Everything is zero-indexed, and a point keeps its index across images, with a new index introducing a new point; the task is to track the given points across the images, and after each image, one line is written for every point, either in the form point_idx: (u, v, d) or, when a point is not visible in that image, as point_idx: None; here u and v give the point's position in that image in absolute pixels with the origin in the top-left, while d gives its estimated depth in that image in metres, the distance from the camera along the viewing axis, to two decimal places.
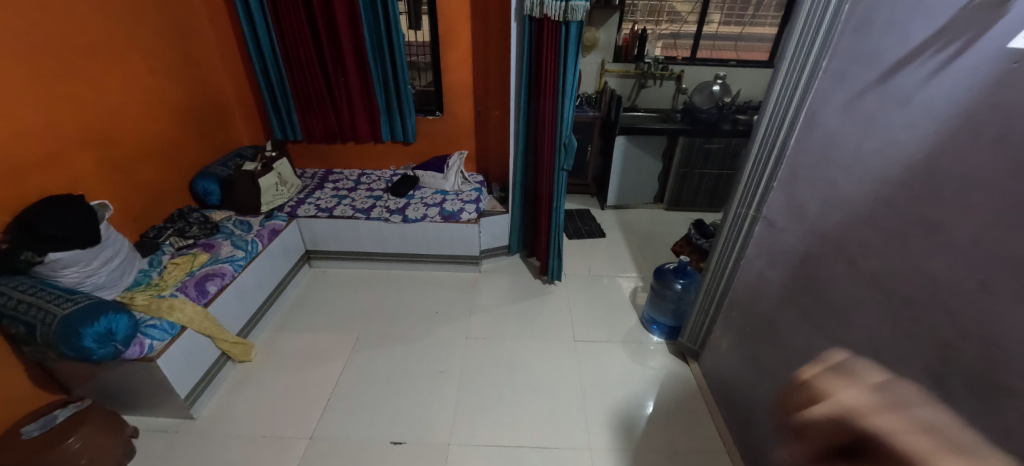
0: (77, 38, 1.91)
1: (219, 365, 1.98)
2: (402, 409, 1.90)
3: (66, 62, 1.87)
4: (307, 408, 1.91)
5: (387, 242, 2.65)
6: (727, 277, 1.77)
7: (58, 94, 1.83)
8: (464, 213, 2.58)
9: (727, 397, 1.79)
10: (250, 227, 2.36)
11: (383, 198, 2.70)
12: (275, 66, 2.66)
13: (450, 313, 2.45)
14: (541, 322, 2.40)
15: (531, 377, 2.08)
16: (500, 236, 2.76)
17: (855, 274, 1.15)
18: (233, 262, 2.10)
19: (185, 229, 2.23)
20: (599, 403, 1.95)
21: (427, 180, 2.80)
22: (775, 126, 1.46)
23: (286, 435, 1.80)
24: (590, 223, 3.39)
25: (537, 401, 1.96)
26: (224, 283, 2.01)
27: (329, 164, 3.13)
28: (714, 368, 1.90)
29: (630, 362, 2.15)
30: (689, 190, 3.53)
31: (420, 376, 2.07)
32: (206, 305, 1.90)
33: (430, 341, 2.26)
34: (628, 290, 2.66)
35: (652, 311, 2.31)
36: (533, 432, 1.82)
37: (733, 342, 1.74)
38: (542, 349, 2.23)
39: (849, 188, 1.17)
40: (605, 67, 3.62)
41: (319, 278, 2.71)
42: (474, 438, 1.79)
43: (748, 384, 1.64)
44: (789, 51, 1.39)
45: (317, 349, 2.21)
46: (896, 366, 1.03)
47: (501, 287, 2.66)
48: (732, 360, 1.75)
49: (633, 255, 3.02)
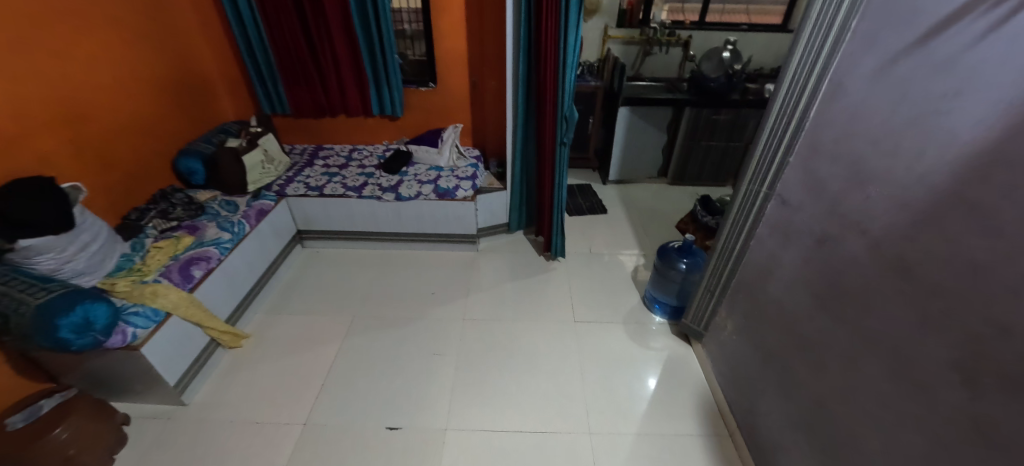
0: (41, 5, 1.76)
1: (210, 350, 1.93)
2: (399, 394, 1.87)
3: (29, 31, 1.73)
4: (301, 392, 1.87)
5: (380, 221, 2.55)
6: (735, 256, 1.68)
7: (20, 68, 1.70)
8: (460, 190, 2.46)
9: (731, 381, 1.74)
10: (237, 207, 2.25)
11: (375, 175, 2.57)
12: (257, 34, 2.50)
13: (447, 293, 2.39)
14: (539, 303, 2.34)
15: (530, 358, 2.03)
16: (498, 214, 2.66)
17: (878, 259, 1.06)
18: (219, 245, 2.00)
19: (168, 211, 2.14)
20: (600, 386, 1.91)
21: (421, 155, 2.67)
22: (795, 94, 1.33)
23: (279, 421, 1.76)
24: (591, 199, 3.28)
25: (537, 384, 1.91)
26: (209, 267, 1.92)
27: (319, 140, 2.99)
28: (719, 350, 1.84)
29: (630, 343, 2.10)
30: (694, 163, 3.40)
31: (417, 359, 2.02)
32: (192, 291, 1.82)
33: (426, 323, 2.20)
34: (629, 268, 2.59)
35: (655, 290, 2.25)
36: (533, 415, 1.79)
37: (740, 325, 1.67)
38: (542, 331, 2.17)
39: (877, 165, 1.07)
40: (607, 33, 3.42)
41: (311, 258, 2.63)
42: (471, 424, 1.75)
43: (754, 369, 1.58)
44: (816, 7, 1.24)
45: (311, 332, 2.16)
46: (919, 359, 0.96)
47: (499, 267, 2.58)
48: (738, 342, 1.69)
49: (635, 231, 2.93)
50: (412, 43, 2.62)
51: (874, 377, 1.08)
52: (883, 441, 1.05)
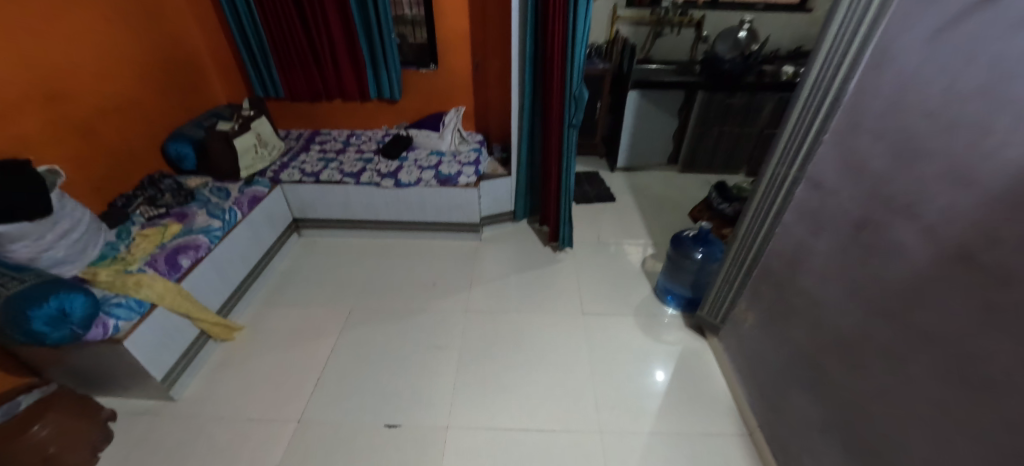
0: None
1: (199, 343, 1.83)
2: (398, 389, 1.77)
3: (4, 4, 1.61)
4: (296, 387, 1.78)
5: (380, 209, 2.45)
6: (757, 245, 1.57)
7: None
8: (462, 176, 2.35)
9: (752, 377, 1.63)
10: (228, 194, 2.14)
11: (374, 160, 2.45)
12: (248, 12, 2.36)
13: (450, 284, 2.29)
14: (546, 294, 2.23)
15: (537, 352, 1.93)
16: (502, 202, 2.54)
17: (931, 246, 0.95)
18: (209, 233, 1.90)
19: (156, 197, 2.04)
20: (610, 382, 1.80)
21: (422, 140, 2.55)
22: (833, 64, 1.21)
23: (273, 418, 1.67)
24: (599, 186, 3.15)
25: (545, 380, 1.82)
26: (198, 256, 1.82)
27: (316, 125, 2.86)
28: (737, 345, 1.73)
29: (641, 336, 2.00)
30: (706, 150, 3.25)
31: (417, 353, 1.92)
32: (179, 281, 1.72)
33: (427, 316, 2.11)
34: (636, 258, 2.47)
35: (668, 281, 2.14)
36: (540, 413, 1.69)
37: (763, 319, 1.56)
38: (549, 323, 2.07)
39: (932, 140, 0.94)
40: (617, 13, 3.26)
41: (308, 247, 2.53)
42: (475, 422, 1.66)
43: (779, 365, 1.47)
44: None
45: (307, 324, 2.06)
46: (980, 358, 0.85)
47: (503, 257, 2.47)
48: (760, 337, 1.58)
49: (645, 220, 2.81)
50: (411, 22, 2.46)
51: (922, 377, 0.97)
52: (933, 448, 0.94)
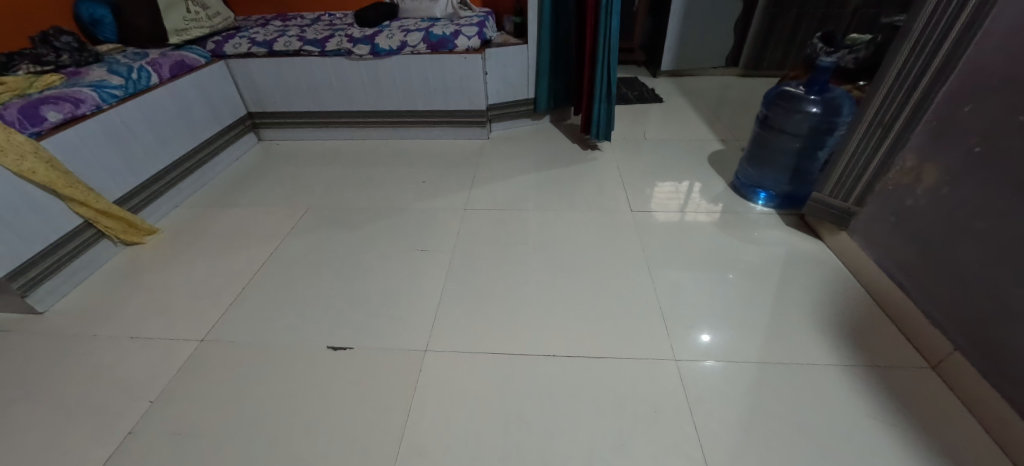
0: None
1: (87, 239, 1.29)
2: (359, 300, 1.19)
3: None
4: (214, 299, 1.22)
5: (356, 93, 1.87)
6: (962, 23, 0.90)
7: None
8: (461, 38, 1.73)
9: (929, 268, 0.98)
10: (145, 57, 1.59)
11: (347, 28, 1.86)
12: None
13: (445, 183, 1.68)
14: (578, 193, 1.61)
15: (565, 257, 1.32)
16: (516, 85, 1.92)
17: None
18: (100, 88, 1.36)
19: (44, 55, 1.50)
20: (678, 293, 1.18)
21: (411, 6, 1.95)
22: None
23: (170, 336, 1.11)
24: (640, 89, 2.49)
25: (580, 290, 1.21)
26: (78, 114, 1.28)
27: (281, 9, 2.27)
28: (896, 225, 1.07)
29: (719, 237, 1.36)
30: (776, 43, 2.54)
31: (393, 257, 1.34)
32: (39, 139, 1.17)
33: (410, 215, 1.52)
34: (677, 185, 1.62)
35: (756, 167, 1.50)
36: (573, 332, 1.08)
37: (969, 161, 0.90)
38: (581, 224, 1.46)
39: None
40: None
41: (268, 150, 1.98)
42: (470, 343, 1.06)
43: (1009, 228, 0.81)
44: None
45: (248, 227, 1.51)
46: None
47: (518, 155, 1.85)
48: (958, 193, 0.92)
49: (704, 118, 2.14)
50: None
51: None
52: None
